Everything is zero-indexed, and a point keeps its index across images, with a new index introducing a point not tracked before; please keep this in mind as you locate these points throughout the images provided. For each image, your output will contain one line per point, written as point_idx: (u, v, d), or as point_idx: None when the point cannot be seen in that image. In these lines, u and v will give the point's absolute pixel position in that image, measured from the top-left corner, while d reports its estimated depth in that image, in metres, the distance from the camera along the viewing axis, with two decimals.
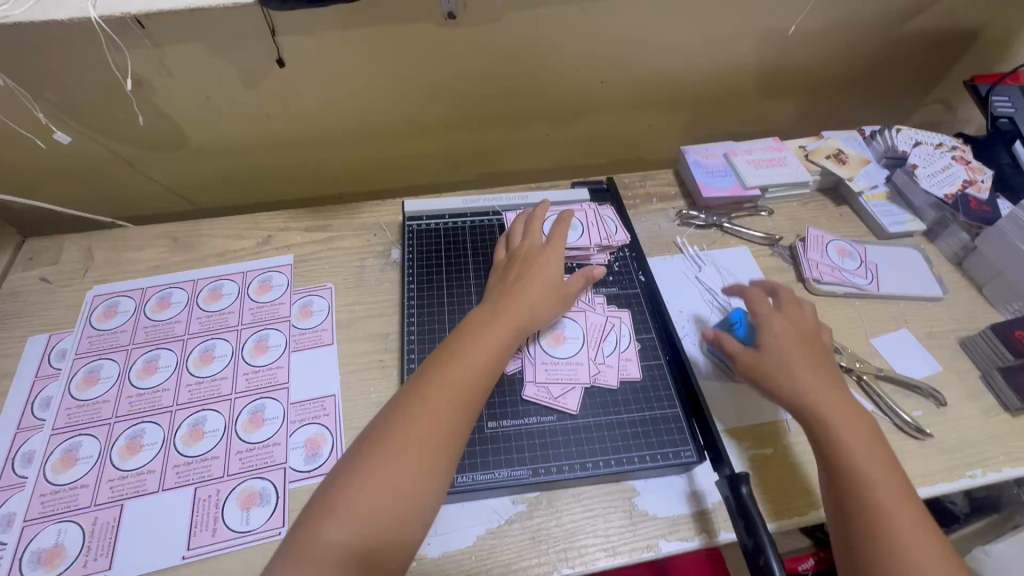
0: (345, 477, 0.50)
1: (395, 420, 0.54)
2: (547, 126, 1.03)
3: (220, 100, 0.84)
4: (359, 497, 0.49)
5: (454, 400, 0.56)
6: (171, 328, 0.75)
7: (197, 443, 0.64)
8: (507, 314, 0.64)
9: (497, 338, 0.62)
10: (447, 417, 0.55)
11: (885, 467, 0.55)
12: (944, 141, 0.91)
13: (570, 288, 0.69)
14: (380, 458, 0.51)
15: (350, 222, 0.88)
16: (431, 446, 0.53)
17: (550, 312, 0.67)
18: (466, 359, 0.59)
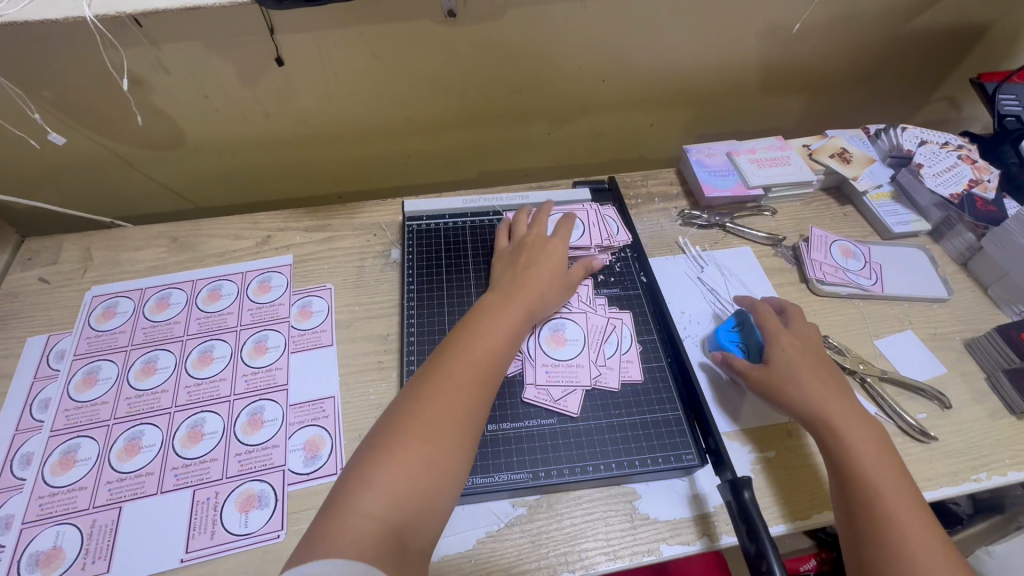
0: (376, 453, 0.50)
1: (421, 397, 0.53)
2: (549, 124, 1.03)
3: (219, 99, 0.83)
4: (393, 471, 0.48)
5: (478, 376, 0.56)
6: (170, 329, 0.74)
7: (196, 445, 0.64)
8: (522, 295, 0.66)
9: (515, 317, 0.63)
10: (475, 391, 0.55)
11: (896, 476, 0.55)
12: (950, 140, 0.89)
13: (574, 274, 0.72)
14: (410, 433, 0.51)
15: (350, 221, 0.88)
16: (459, 420, 0.53)
17: (558, 295, 0.70)
18: (486, 338, 0.59)
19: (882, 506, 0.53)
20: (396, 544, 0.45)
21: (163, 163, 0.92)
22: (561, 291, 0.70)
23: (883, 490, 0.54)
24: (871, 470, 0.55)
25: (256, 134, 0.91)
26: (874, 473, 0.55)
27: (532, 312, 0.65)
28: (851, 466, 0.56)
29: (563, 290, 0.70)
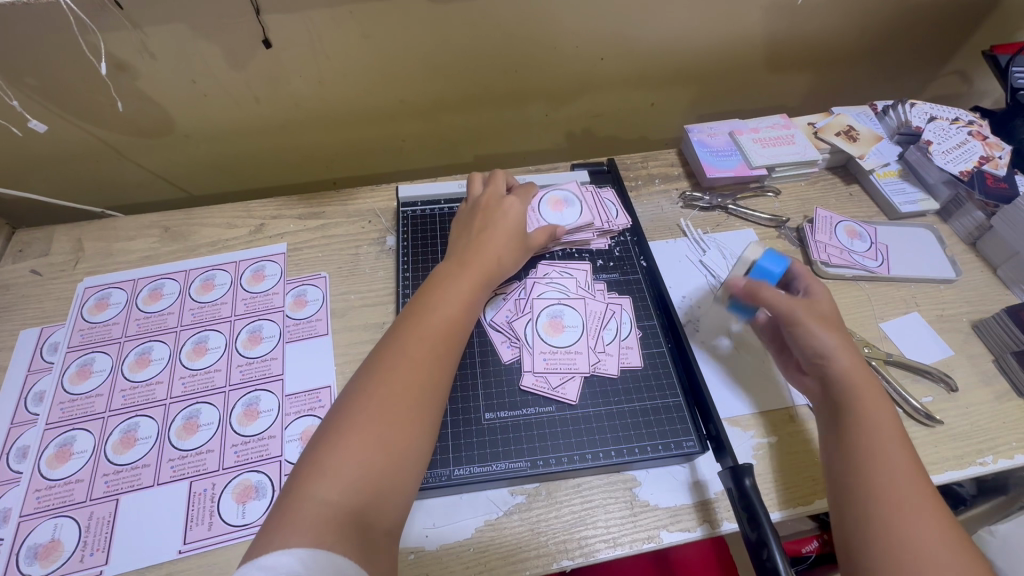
0: (333, 436, 0.47)
1: (377, 376, 0.51)
2: (546, 105, 1.00)
3: (207, 84, 0.81)
4: (350, 452, 0.46)
5: (433, 351, 0.55)
6: (163, 320, 0.73)
7: (191, 436, 0.64)
8: (477, 263, 0.64)
9: (470, 288, 0.62)
10: (431, 363, 0.54)
11: (898, 450, 0.52)
12: (960, 115, 0.86)
13: (533, 238, 0.71)
14: (366, 413, 0.49)
15: (344, 208, 0.86)
16: (417, 393, 0.52)
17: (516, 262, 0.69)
18: (441, 309, 0.58)
19: (884, 474, 0.50)
20: (356, 528, 0.43)
21: (154, 150, 0.90)
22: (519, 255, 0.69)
23: (884, 458, 0.51)
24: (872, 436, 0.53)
25: (246, 120, 0.89)
26: (872, 439, 0.52)
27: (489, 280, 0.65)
28: (853, 433, 0.53)
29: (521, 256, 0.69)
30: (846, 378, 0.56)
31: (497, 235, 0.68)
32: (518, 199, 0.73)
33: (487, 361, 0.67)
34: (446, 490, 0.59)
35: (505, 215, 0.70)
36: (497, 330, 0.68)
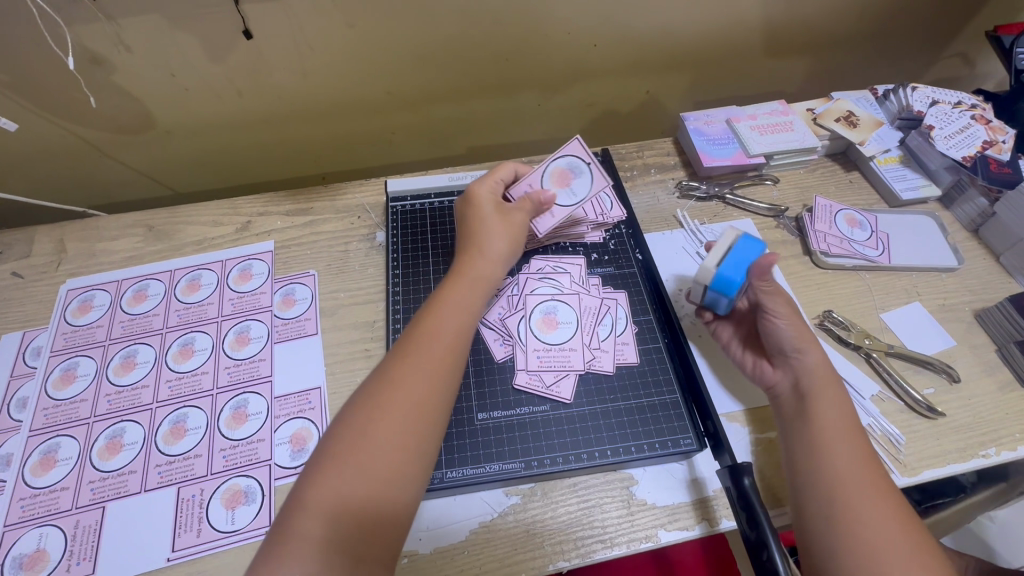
0: (317, 465, 0.47)
1: (361, 401, 0.51)
2: (539, 95, 0.98)
3: (187, 77, 0.79)
4: (333, 480, 0.46)
5: (418, 369, 0.52)
6: (149, 322, 0.72)
7: (178, 441, 0.62)
8: (466, 271, 0.62)
9: (460, 296, 0.60)
10: (419, 381, 0.52)
11: (849, 438, 0.53)
12: (963, 99, 0.84)
13: (518, 216, 0.67)
14: (352, 438, 0.48)
15: (333, 203, 0.84)
16: (403, 412, 0.50)
17: (508, 251, 0.65)
18: (433, 326, 0.56)
19: (844, 469, 0.51)
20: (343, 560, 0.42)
21: (135, 147, 0.88)
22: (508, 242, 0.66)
23: (835, 445, 0.52)
24: (834, 441, 0.53)
25: (230, 114, 0.86)
26: (835, 443, 0.52)
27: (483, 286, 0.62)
28: (816, 437, 0.54)
29: (509, 241, 0.65)
30: (810, 381, 0.57)
31: (484, 233, 0.65)
32: (483, 182, 0.70)
33: (480, 359, 0.65)
34: (439, 492, 0.58)
35: (485, 206, 0.67)
36: (490, 328, 0.67)
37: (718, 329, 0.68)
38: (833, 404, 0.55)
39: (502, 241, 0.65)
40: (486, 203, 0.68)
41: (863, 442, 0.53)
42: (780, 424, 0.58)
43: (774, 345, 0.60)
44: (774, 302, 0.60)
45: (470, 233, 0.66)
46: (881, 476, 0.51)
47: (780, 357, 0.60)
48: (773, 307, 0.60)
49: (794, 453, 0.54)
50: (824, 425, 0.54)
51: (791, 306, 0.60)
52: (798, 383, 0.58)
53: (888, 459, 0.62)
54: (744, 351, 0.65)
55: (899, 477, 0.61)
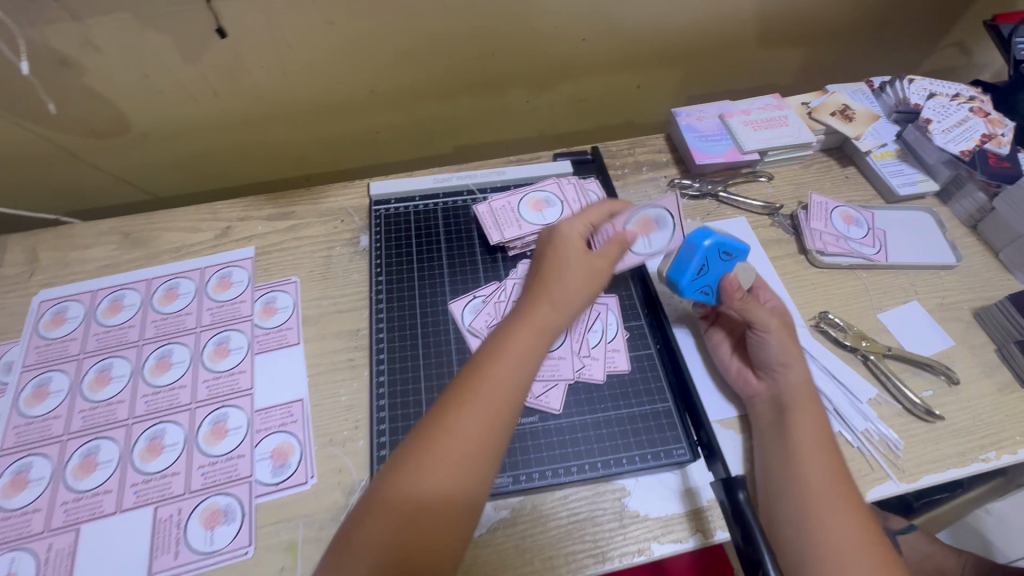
0: (365, 508, 0.46)
1: (414, 444, 0.48)
2: (527, 91, 0.95)
3: (160, 77, 0.76)
4: (377, 528, 0.44)
5: (483, 419, 0.49)
6: (124, 334, 0.69)
7: (156, 458, 0.60)
8: (537, 312, 0.57)
9: (529, 343, 0.54)
10: (476, 434, 0.48)
11: (824, 453, 0.54)
12: (961, 91, 0.82)
13: (599, 260, 0.61)
14: (402, 485, 0.46)
15: (315, 207, 0.81)
16: (457, 465, 0.47)
17: (583, 298, 0.59)
18: (500, 370, 0.52)
19: (817, 485, 0.52)
20: None
21: (110, 151, 0.85)
22: (586, 287, 0.59)
23: (811, 460, 0.53)
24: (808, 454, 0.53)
25: (208, 115, 0.83)
26: (810, 457, 0.53)
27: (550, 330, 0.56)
28: (793, 450, 0.54)
29: (586, 285, 0.59)
30: (790, 395, 0.57)
31: (558, 270, 0.59)
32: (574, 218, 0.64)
33: None
34: None
35: (566, 241, 0.61)
36: (475, 335, 0.67)
37: (710, 333, 0.66)
38: (809, 417, 0.56)
39: (578, 285, 0.59)
40: (569, 240, 0.62)
41: (837, 458, 0.54)
42: (755, 436, 0.59)
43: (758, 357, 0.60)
44: (760, 314, 0.60)
45: (543, 266, 0.61)
46: (852, 488, 0.52)
47: (766, 369, 0.59)
48: (761, 321, 0.60)
49: (770, 464, 0.55)
50: (800, 437, 0.54)
51: (782, 324, 0.60)
52: (778, 396, 0.58)
53: (886, 465, 0.61)
54: (729, 354, 0.64)
55: (897, 483, 0.60)
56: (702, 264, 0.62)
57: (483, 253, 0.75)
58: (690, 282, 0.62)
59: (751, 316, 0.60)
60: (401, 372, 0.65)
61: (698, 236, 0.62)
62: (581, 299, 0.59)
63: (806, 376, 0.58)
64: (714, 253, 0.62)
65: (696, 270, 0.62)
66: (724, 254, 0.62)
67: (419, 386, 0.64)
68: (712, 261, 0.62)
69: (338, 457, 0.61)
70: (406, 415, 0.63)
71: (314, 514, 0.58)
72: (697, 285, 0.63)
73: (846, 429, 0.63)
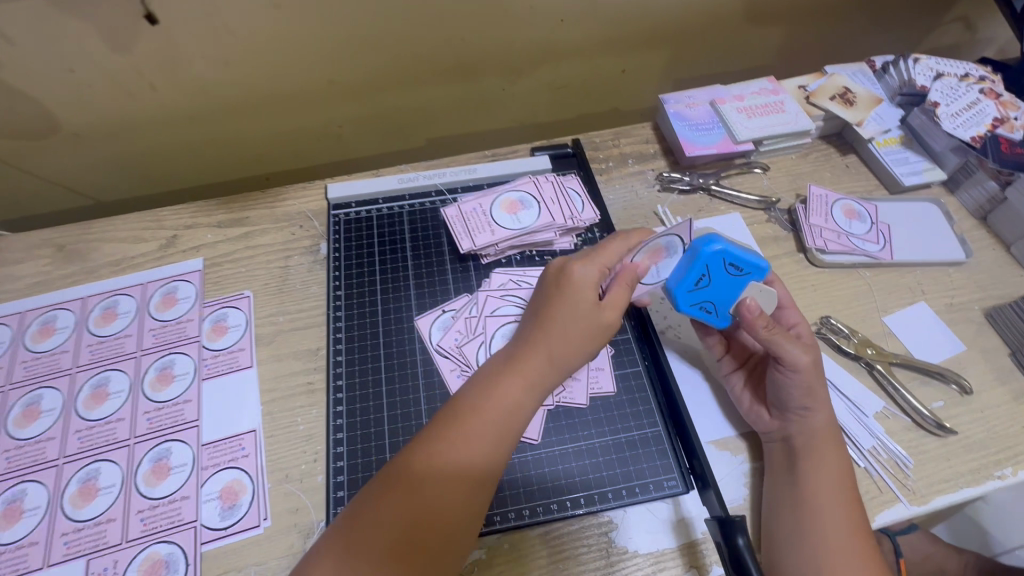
0: (379, 484, 0.44)
1: (440, 428, 0.46)
2: (503, 78, 0.88)
3: (87, 70, 0.67)
4: (392, 506, 0.42)
5: (468, 470, 0.45)
6: (55, 361, 0.62)
7: (89, 503, 0.54)
8: (530, 360, 0.50)
9: (521, 389, 0.49)
10: (500, 438, 0.47)
11: (840, 505, 0.49)
12: (970, 71, 0.76)
13: (606, 311, 0.52)
14: (423, 470, 0.44)
15: (271, 211, 0.74)
16: (474, 467, 0.45)
17: (583, 353, 0.52)
18: (489, 416, 0.47)
19: (829, 541, 0.48)
20: None
21: (41, 153, 0.77)
22: (587, 342, 0.51)
23: (823, 512, 0.49)
24: (824, 504, 0.49)
25: (148, 111, 0.75)
26: (820, 512, 0.49)
27: (545, 382, 0.50)
28: (806, 498, 0.50)
29: (587, 339, 0.51)
30: (806, 439, 0.52)
31: (561, 305, 0.52)
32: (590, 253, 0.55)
33: (434, 391, 0.60)
34: None
35: (576, 279, 0.53)
36: (444, 356, 0.62)
37: (720, 361, 0.60)
38: (829, 464, 0.51)
39: (579, 337, 0.51)
40: (581, 280, 0.53)
41: (853, 509, 0.50)
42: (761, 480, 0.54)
43: (777, 395, 0.53)
44: (787, 347, 0.52)
45: (550, 297, 0.53)
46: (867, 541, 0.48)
47: (788, 410, 0.53)
48: (789, 355, 0.52)
49: (779, 510, 0.50)
50: (817, 486, 0.50)
51: (813, 359, 0.52)
52: (791, 438, 0.53)
53: (896, 487, 0.56)
54: (742, 386, 0.57)
55: (908, 506, 0.55)
56: (702, 275, 0.54)
57: (453, 261, 0.69)
58: (685, 294, 0.55)
59: (778, 349, 0.52)
60: (361, 401, 0.59)
61: (702, 242, 0.53)
62: (579, 355, 0.51)
63: (830, 418, 0.53)
64: (719, 263, 0.53)
65: (693, 282, 0.54)
66: (732, 266, 0.53)
67: (381, 416, 0.59)
68: (715, 272, 0.53)
69: (295, 494, 0.55)
70: (367, 449, 0.57)
71: (267, 562, 0.52)
72: (695, 299, 0.55)
73: (852, 446, 0.58)
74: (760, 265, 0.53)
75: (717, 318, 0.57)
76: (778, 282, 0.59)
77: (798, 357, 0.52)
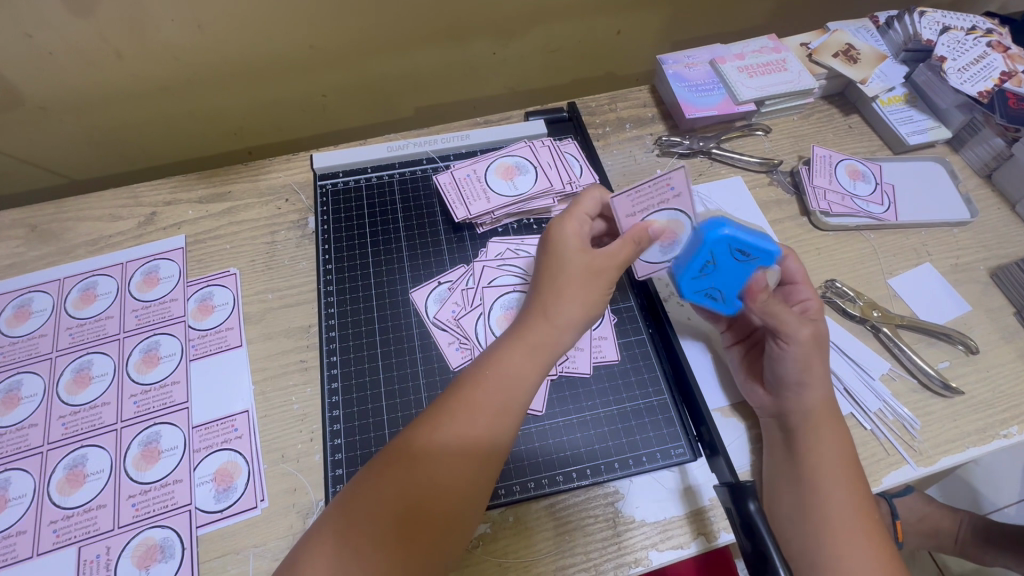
0: (384, 455, 0.42)
1: (448, 400, 0.44)
2: (493, 42, 0.84)
3: (49, 38, 0.63)
4: (395, 480, 0.41)
5: (478, 442, 0.43)
6: (34, 346, 0.59)
7: (77, 490, 0.52)
8: (534, 326, 0.47)
9: (525, 355, 0.46)
10: (506, 409, 0.44)
11: (845, 479, 0.48)
12: (977, 24, 0.73)
13: (603, 258, 0.49)
14: (427, 441, 0.42)
15: (254, 184, 0.70)
16: (481, 441, 0.43)
17: (587, 309, 0.48)
18: (495, 382, 0.45)
19: (834, 514, 0.46)
20: None
21: (6, 129, 0.72)
22: (595, 299, 0.48)
23: (828, 485, 0.47)
24: (822, 481, 0.48)
25: (118, 81, 0.71)
26: (826, 486, 0.47)
27: (552, 349, 0.48)
28: (801, 476, 0.49)
29: (589, 292, 0.48)
30: (799, 419, 0.50)
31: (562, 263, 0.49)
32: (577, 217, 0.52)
33: (432, 365, 0.58)
34: None
35: (566, 237, 0.50)
36: (442, 328, 0.60)
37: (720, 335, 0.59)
38: (825, 444, 0.49)
39: (582, 293, 0.48)
40: (568, 236, 0.50)
41: (857, 480, 0.48)
42: (763, 455, 0.53)
43: (774, 370, 0.51)
44: (787, 322, 0.49)
45: (545, 261, 0.50)
46: (872, 520, 0.47)
47: (783, 385, 0.51)
48: (789, 330, 0.49)
49: (776, 488, 0.50)
50: (811, 464, 0.48)
51: (814, 334, 0.49)
52: (786, 416, 0.51)
53: (902, 449, 0.55)
54: (739, 359, 0.56)
55: (915, 468, 0.54)
56: (708, 262, 0.51)
57: (447, 231, 0.66)
58: (691, 282, 0.53)
59: (777, 323, 0.49)
60: (357, 377, 0.57)
61: (707, 227, 0.50)
62: (581, 312, 0.48)
63: (823, 394, 0.51)
64: (725, 249, 0.50)
65: (699, 267, 0.52)
66: (740, 251, 0.50)
67: (378, 391, 0.57)
68: (722, 258, 0.51)
69: (292, 475, 0.53)
70: (365, 426, 0.55)
71: (266, 543, 0.50)
72: (700, 286, 0.53)
73: (858, 410, 0.57)
74: (770, 249, 0.50)
75: (723, 305, 0.54)
76: (792, 258, 0.54)
77: (796, 332, 0.49)
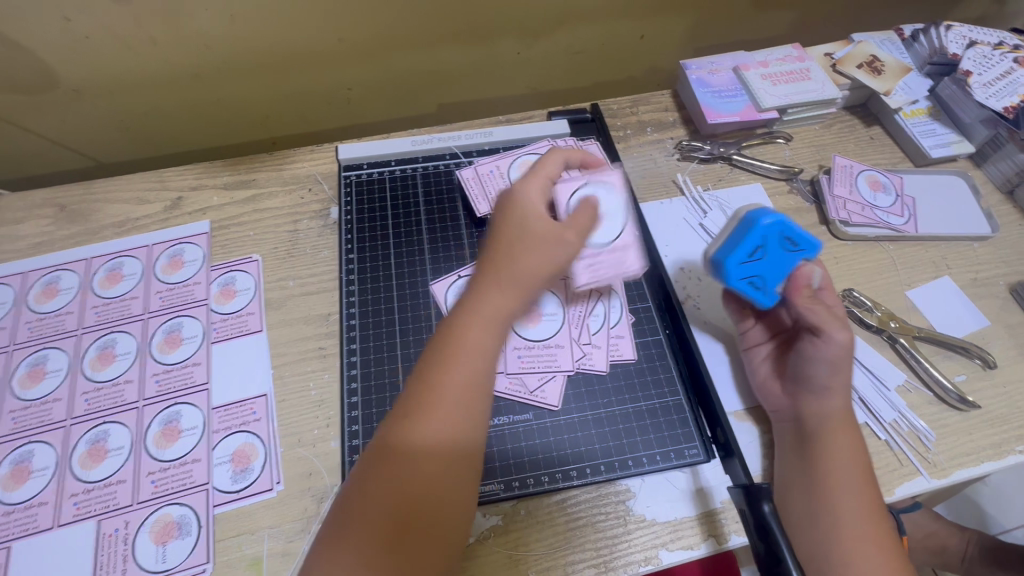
0: (368, 457, 0.43)
1: (412, 391, 0.44)
2: (518, 42, 0.84)
3: (86, 23, 0.65)
4: (378, 479, 0.41)
5: (447, 424, 0.43)
6: (60, 322, 0.61)
7: (97, 464, 0.53)
8: (494, 306, 0.47)
9: (488, 336, 0.46)
10: (471, 385, 0.44)
11: (859, 486, 0.48)
12: (1005, 40, 0.73)
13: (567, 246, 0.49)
14: (401, 439, 0.42)
15: (279, 173, 0.71)
16: (453, 422, 0.43)
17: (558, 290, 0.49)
18: (459, 361, 0.45)
19: (846, 520, 0.46)
20: None
21: (39, 110, 0.74)
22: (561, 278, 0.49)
23: (841, 492, 0.47)
24: (834, 488, 0.48)
25: (150, 66, 0.72)
26: (839, 494, 0.47)
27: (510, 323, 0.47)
28: (813, 483, 0.49)
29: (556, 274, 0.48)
30: (814, 425, 0.50)
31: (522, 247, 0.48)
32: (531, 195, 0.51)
33: None
34: None
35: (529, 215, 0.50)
36: None
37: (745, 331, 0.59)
38: (839, 451, 0.49)
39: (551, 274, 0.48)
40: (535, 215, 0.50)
41: (871, 489, 0.48)
42: (776, 461, 0.53)
43: (804, 370, 0.51)
44: (828, 321, 0.49)
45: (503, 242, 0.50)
46: (883, 528, 0.47)
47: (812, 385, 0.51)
48: (828, 327, 0.49)
49: (787, 491, 0.50)
50: (825, 471, 0.48)
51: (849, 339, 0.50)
52: (804, 421, 0.51)
53: (917, 460, 0.55)
54: (766, 355, 0.56)
55: (929, 480, 0.54)
56: (756, 248, 0.51)
57: (469, 226, 0.67)
58: (738, 266, 0.52)
59: (814, 318, 0.50)
60: (376, 364, 0.58)
61: (758, 214, 0.51)
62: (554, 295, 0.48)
63: (840, 402, 0.51)
64: (775, 236, 0.51)
65: (748, 253, 0.51)
66: (788, 241, 0.51)
67: (396, 380, 0.57)
68: (771, 245, 0.51)
69: (309, 459, 0.54)
70: (383, 413, 0.56)
71: (281, 525, 0.51)
72: (745, 273, 0.52)
73: (873, 420, 0.57)
74: (814, 242, 0.51)
75: (762, 296, 0.53)
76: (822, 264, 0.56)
77: (836, 332, 0.49)
